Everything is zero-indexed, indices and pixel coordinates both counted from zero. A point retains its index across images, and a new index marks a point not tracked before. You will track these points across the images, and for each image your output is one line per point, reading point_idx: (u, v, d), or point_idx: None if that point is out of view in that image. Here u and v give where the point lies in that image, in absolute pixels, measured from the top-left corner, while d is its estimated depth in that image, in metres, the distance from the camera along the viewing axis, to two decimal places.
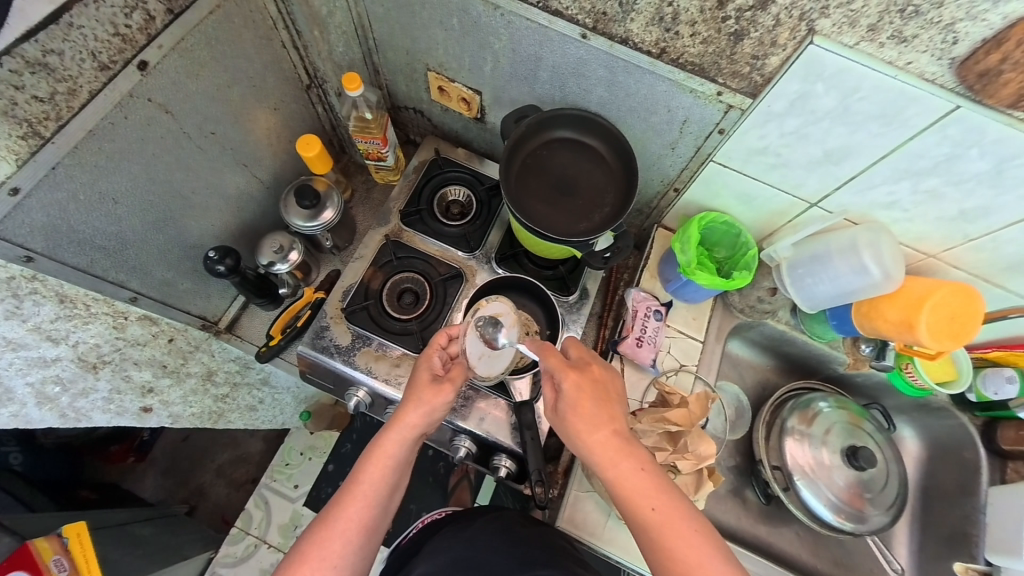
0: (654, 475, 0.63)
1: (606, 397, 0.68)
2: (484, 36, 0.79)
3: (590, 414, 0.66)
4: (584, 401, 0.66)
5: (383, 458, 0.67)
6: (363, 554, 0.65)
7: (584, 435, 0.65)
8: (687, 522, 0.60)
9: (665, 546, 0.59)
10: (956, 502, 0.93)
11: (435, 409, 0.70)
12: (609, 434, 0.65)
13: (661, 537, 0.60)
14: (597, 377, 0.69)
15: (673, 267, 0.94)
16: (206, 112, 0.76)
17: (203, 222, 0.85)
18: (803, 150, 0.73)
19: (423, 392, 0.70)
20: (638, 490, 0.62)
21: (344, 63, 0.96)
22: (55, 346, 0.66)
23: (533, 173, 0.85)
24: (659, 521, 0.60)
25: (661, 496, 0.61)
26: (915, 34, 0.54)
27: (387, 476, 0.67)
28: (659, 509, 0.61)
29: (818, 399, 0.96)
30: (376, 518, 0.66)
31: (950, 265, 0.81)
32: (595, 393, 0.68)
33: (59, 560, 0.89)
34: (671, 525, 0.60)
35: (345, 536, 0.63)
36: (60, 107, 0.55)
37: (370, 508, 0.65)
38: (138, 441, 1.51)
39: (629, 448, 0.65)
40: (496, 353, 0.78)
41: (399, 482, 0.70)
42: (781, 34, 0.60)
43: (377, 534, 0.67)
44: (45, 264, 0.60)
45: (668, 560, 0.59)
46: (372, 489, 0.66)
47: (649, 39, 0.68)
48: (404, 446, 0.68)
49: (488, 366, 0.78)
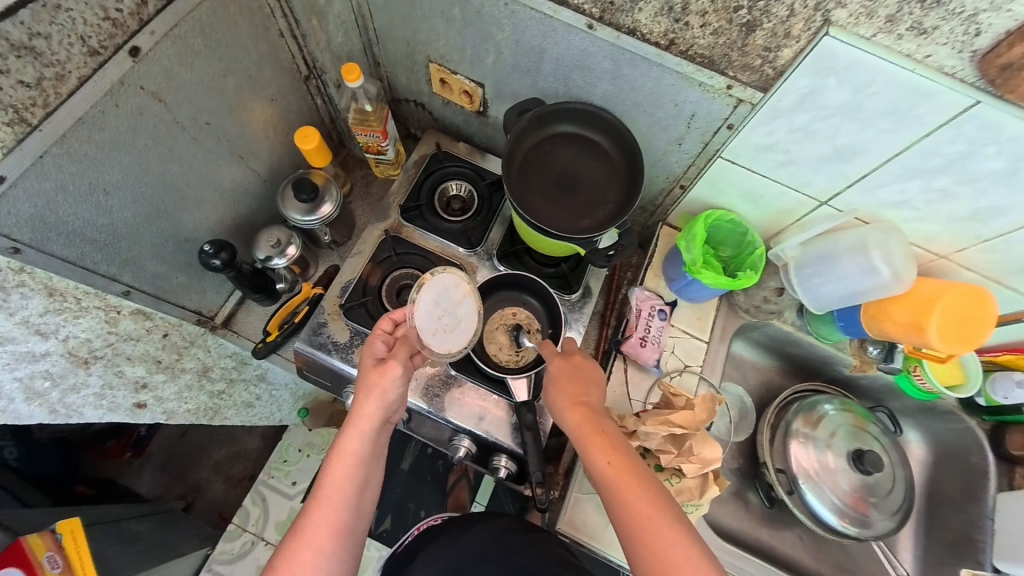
0: (620, 442, 0.65)
1: (583, 376, 0.72)
2: (487, 27, 0.77)
3: (566, 387, 0.71)
4: (561, 378, 0.72)
5: (345, 457, 0.66)
6: (342, 559, 0.63)
7: (561, 406, 0.70)
8: (649, 489, 0.60)
9: (626, 512, 0.59)
10: (962, 507, 0.91)
11: (384, 394, 0.68)
12: (580, 407, 0.68)
13: (625, 506, 0.59)
14: (578, 359, 0.74)
15: (677, 266, 0.92)
16: (201, 102, 0.74)
17: (198, 215, 0.83)
18: (814, 148, 0.71)
19: (371, 378, 0.70)
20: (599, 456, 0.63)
21: (344, 54, 0.94)
22: (45, 341, 0.64)
23: (535, 168, 0.83)
24: (620, 486, 0.60)
25: (625, 460, 0.62)
26: (934, 25, 0.52)
27: (352, 475, 0.65)
28: (618, 471, 0.61)
29: (823, 401, 0.95)
30: (348, 519, 0.64)
31: (961, 266, 0.79)
32: (574, 371, 0.72)
33: (53, 557, 0.86)
34: (633, 489, 0.60)
35: (315, 543, 0.61)
36: (47, 93, 0.53)
37: (337, 511, 0.63)
38: (135, 436, 1.50)
39: (599, 419, 0.68)
40: (451, 327, 0.73)
41: (370, 480, 0.68)
42: (794, 25, 0.58)
43: (353, 536, 0.64)
44: (32, 255, 0.59)
45: (631, 529, 0.58)
46: (337, 490, 0.64)
47: (657, 30, 0.66)
48: (362, 439, 0.67)
49: (445, 341, 0.72)
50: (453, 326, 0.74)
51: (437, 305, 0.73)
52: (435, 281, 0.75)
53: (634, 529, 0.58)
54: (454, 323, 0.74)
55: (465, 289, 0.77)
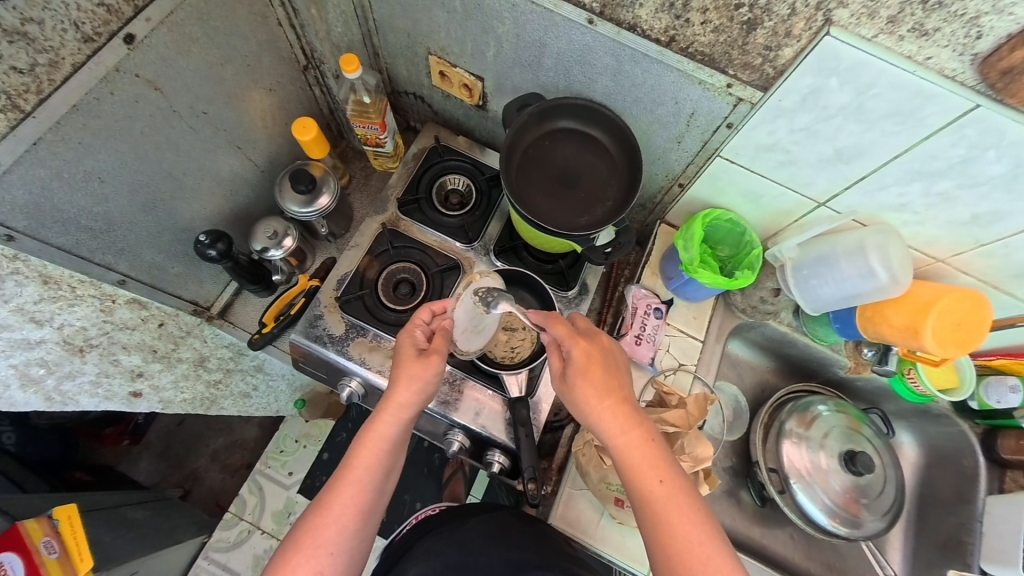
0: (659, 448, 0.64)
1: (615, 370, 0.70)
2: (487, 20, 0.77)
3: (601, 384, 0.67)
4: (593, 367, 0.68)
5: (377, 441, 0.67)
6: (362, 538, 0.65)
7: (595, 403, 0.67)
8: (688, 498, 0.61)
9: (665, 519, 0.60)
10: (953, 510, 0.92)
11: (424, 385, 0.70)
12: (617, 402, 0.67)
13: (666, 512, 0.60)
14: (608, 350, 0.71)
15: (675, 264, 0.92)
16: (198, 91, 0.74)
17: (195, 205, 0.83)
18: (814, 148, 0.71)
19: (412, 368, 0.70)
20: (644, 462, 0.63)
21: (343, 44, 0.93)
22: (40, 328, 0.65)
23: (535, 164, 0.83)
24: (658, 494, 0.61)
25: (666, 469, 0.63)
26: (936, 27, 0.52)
27: (381, 460, 0.67)
28: (666, 484, 0.61)
29: (817, 402, 0.95)
30: (372, 502, 0.66)
31: (958, 270, 0.78)
32: (606, 364, 0.69)
33: (49, 542, 0.87)
34: (674, 498, 0.61)
35: (340, 522, 0.63)
36: (40, 80, 0.53)
37: (364, 493, 0.65)
38: (133, 424, 1.50)
39: (637, 417, 0.67)
40: (477, 330, 0.80)
41: (395, 465, 0.69)
42: (796, 24, 0.57)
43: (373, 519, 0.66)
44: (27, 243, 0.59)
45: (667, 534, 0.59)
46: (367, 473, 0.65)
47: (658, 26, 0.65)
48: (397, 425, 0.69)
49: (467, 341, 0.81)
50: (479, 329, 0.80)
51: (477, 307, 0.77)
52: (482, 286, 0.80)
53: (670, 535, 0.59)
54: (480, 326, 0.80)
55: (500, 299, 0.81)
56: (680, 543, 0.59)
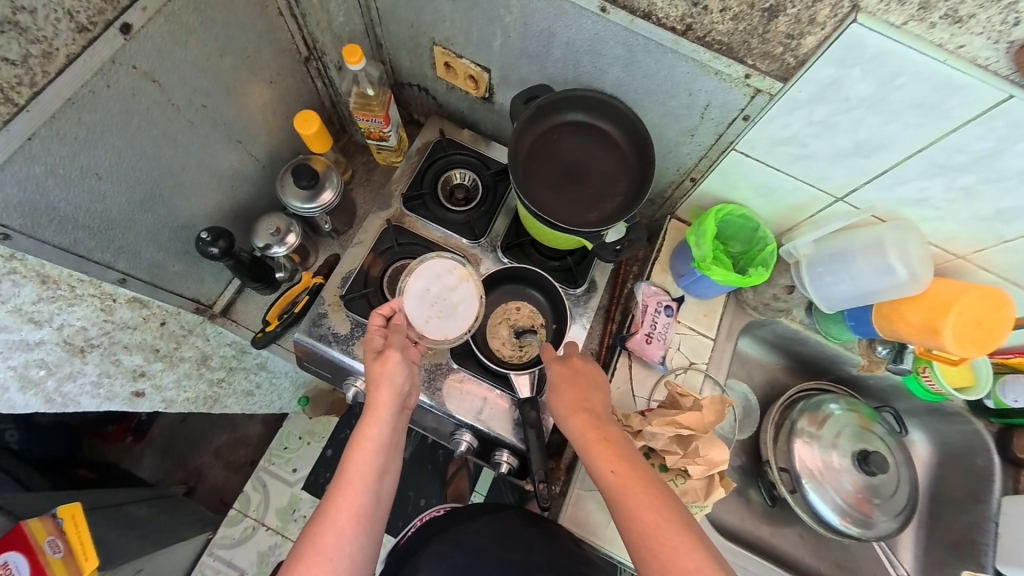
0: (621, 446, 0.64)
1: (582, 381, 0.72)
2: (494, 9, 0.74)
3: (568, 393, 0.71)
4: (561, 383, 0.72)
5: (364, 443, 0.66)
6: (364, 543, 0.63)
7: (561, 410, 0.70)
8: (651, 489, 0.60)
9: (626, 508, 0.59)
10: (965, 509, 0.91)
11: (392, 380, 0.70)
12: (581, 412, 0.69)
13: (631, 508, 0.59)
14: (578, 366, 0.74)
15: (686, 261, 0.90)
16: (196, 83, 0.71)
17: (195, 201, 0.81)
18: (831, 141, 0.68)
19: (376, 369, 0.71)
20: (601, 457, 0.63)
21: (345, 34, 0.90)
22: (39, 329, 0.63)
23: (541, 158, 0.81)
24: (619, 487, 0.60)
25: (625, 463, 0.62)
26: (971, 14, 0.49)
27: (371, 461, 0.65)
28: (623, 479, 0.61)
29: (829, 401, 0.94)
30: (369, 504, 0.64)
31: (978, 267, 0.76)
32: (574, 377, 0.73)
33: (54, 541, 0.86)
34: (631, 488, 0.60)
35: (337, 527, 0.61)
36: (34, 72, 0.51)
37: (359, 494, 0.63)
38: (135, 422, 1.49)
39: (602, 424, 0.67)
40: (446, 313, 0.78)
41: (390, 467, 0.68)
42: (821, 11, 0.55)
43: (374, 521, 0.64)
44: (23, 242, 0.57)
45: (635, 528, 0.58)
46: (357, 476, 0.64)
47: (674, 14, 0.62)
48: (381, 425, 0.68)
49: (440, 327, 0.77)
50: (447, 312, 0.78)
51: (428, 293, 0.78)
52: (424, 270, 0.80)
53: (636, 526, 0.58)
54: (449, 309, 0.78)
55: (460, 274, 0.80)
56: (642, 532, 0.57)
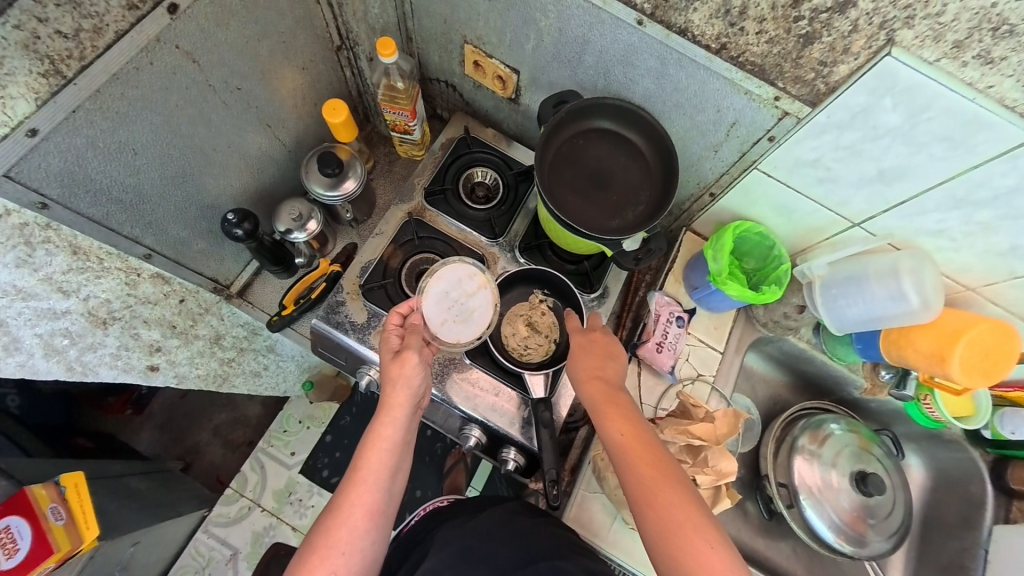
0: (628, 409, 0.67)
1: (600, 351, 0.75)
2: (531, 12, 0.75)
3: (585, 359, 0.73)
4: (580, 350, 0.75)
5: (378, 443, 0.68)
6: (374, 538, 0.65)
7: (575, 376, 0.73)
8: (653, 449, 0.63)
9: (632, 473, 0.61)
10: (956, 534, 0.93)
11: (409, 382, 0.71)
12: (593, 377, 0.72)
13: (630, 464, 0.62)
14: (597, 338, 0.76)
15: (701, 274, 0.91)
16: (233, 66, 0.72)
17: (222, 180, 0.81)
18: (855, 167, 0.70)
19: (393, 369, 0.72)
20: (610, 419, 0.66)
21: (378, 26, 0.91)
22: (66, 299, 0.65)
23: (567, 162, 0.82)
24: (621, 443, 0.64)
25: (631, 425, 0.65)
26: (1003, 56, 0.50)
27: (385, 460, 0.67)
28: (627, 437, 0.64)
29: (830, 420, 0.95)
30: (381, 502, 0.66)
31: (988, 299, 0.78)
32: (592, 346, 0.75)
33: (57, 508, 0.87)
34: (634, 445, 0.63)
35: (350, 523, 0.64)
36: (83, 46, 0.51)
37: (372, 493, 0.65)
38: (136, 395, 1.50)
39: (614, 391, 0.70)
40: (461, 318, 0.79)
41: (402, 466, 0.70)
42: (856, 41, 0.56)
43: (385, 518, 0.66)
44: (59, 211, 0.58)
45: (631, 480, 0.61)
46: (371, 473, 0.66)
47: (710, 33, 0.63)
48: (395, 425, 0.69)
49: (454, 331, 0.78)
50: (463, 317, 0.79)
51: (446, 297, 0.80)
52: (445, 273, 0.81)
53: (633, 478, 0.61)
54: (465, 315, 0.80)
55: (479, 281, 0.82)
56: (647, 495, 0.59)
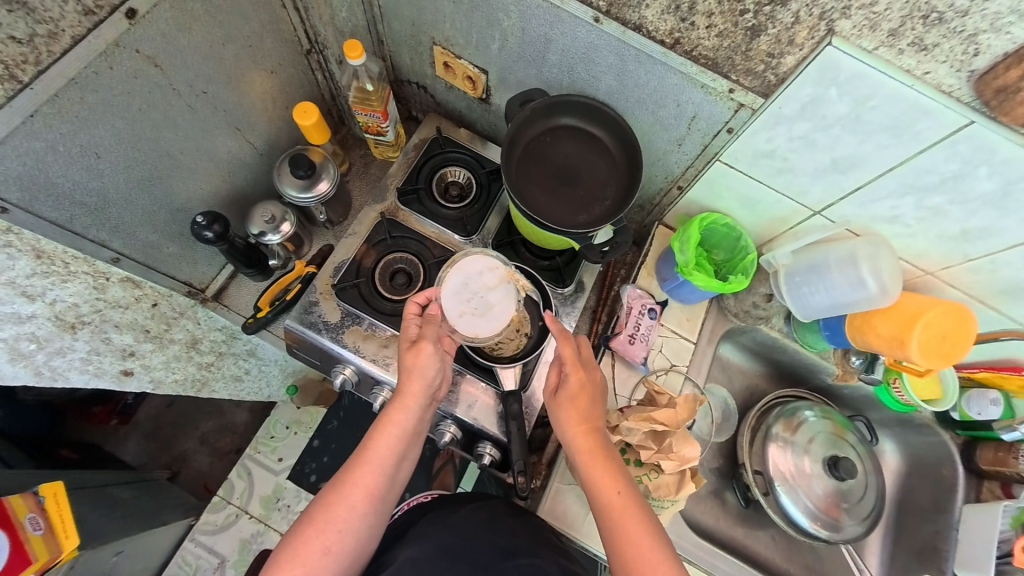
0: (620, 467, 0.69)
1: (595, 402, 0.74)
2: (493, 13, 0.76)
3: (579, 409, 0.72)
4: (581, 397, 0.73)
5: (391, 428, 0.70)
6: (371, 520, 0.67)
7: (569, 426, 0.72)
8: (642, 513, 0.65)
9: (619, 530, 0.64)
10: (930, 518, 0.94)
11: (424, 372, 0.73)
12: (588, 430, 0.71)
13: (622, 528, 0.64)
14: (595, 379, 0.76)
15: (670, 266, 0.92)
16: (198, 69, 0.73)
17: (192, 184, 0.82)
18: (811, 157, 0.71)
19: (409, 359, 0.73)
20: (605, 478, 0.68)
21: (347, 29, 0.92)
22: (31, 303, 0.65)
23: (535, 159, 0.83)
24: (614, 503, 0.66)
25: (625, 485, 0.67)
26: (935, 42, 0.52)
27: (394, 446, 0.70)
28: (622, 501, 0.66)
29: (804, 407, 0.97)
30: (383, 486, 0.68)
31: (947, 283, 0.80)
32: (591, 395, 0.74)
33: (34, 518, 0.87)
34: (626, 509, 0.66)
35: (350, 501, 0.66)
36: (39, 51, 0.52)
37: (375, 476, 0.68)
38: (121, 404, 1.48)
39: (606, 446, 0.71)
40: (480, 311, 0.74)
41: (408, 455, 0.72)
42: (798, 33, 0.57)
43: (383, 503, 0.68)
44: (20, 215, 0.59)
45: (621, 542, 0.64)
46: (379, 456, 0.68)
47: (664, 28, 0.65)
48: (409, 413, 0.72)
49: (471, 324, 0.74)
50: (482, 311, 0.74)
51: (466, 288, 0.75)
52: (466, 265, 0.77)
53: (623, 540, 0.64)
54: (484, 308, 0.74)
55: (501, 275, 0.77)
56: (631, 551, 0.63)
